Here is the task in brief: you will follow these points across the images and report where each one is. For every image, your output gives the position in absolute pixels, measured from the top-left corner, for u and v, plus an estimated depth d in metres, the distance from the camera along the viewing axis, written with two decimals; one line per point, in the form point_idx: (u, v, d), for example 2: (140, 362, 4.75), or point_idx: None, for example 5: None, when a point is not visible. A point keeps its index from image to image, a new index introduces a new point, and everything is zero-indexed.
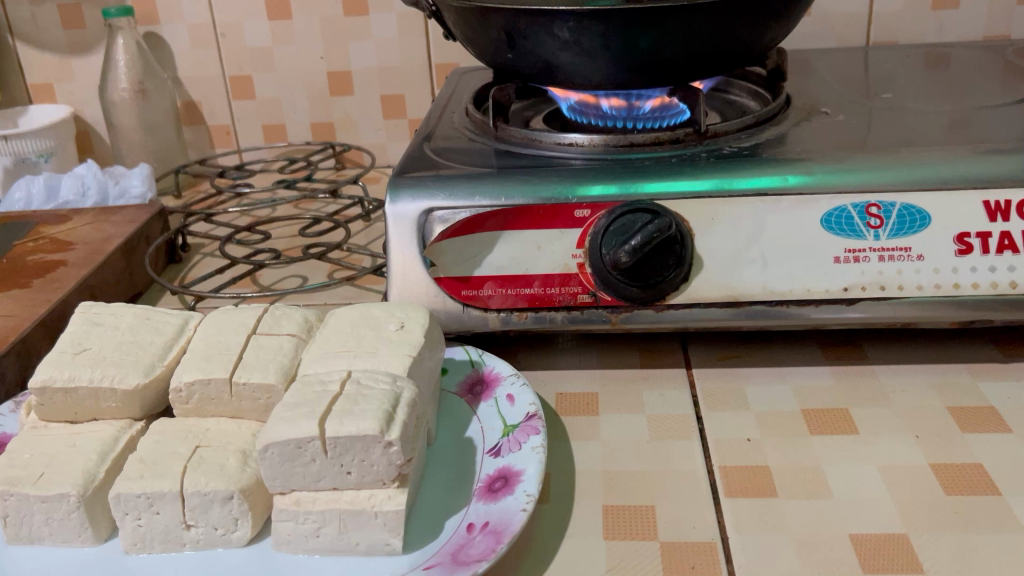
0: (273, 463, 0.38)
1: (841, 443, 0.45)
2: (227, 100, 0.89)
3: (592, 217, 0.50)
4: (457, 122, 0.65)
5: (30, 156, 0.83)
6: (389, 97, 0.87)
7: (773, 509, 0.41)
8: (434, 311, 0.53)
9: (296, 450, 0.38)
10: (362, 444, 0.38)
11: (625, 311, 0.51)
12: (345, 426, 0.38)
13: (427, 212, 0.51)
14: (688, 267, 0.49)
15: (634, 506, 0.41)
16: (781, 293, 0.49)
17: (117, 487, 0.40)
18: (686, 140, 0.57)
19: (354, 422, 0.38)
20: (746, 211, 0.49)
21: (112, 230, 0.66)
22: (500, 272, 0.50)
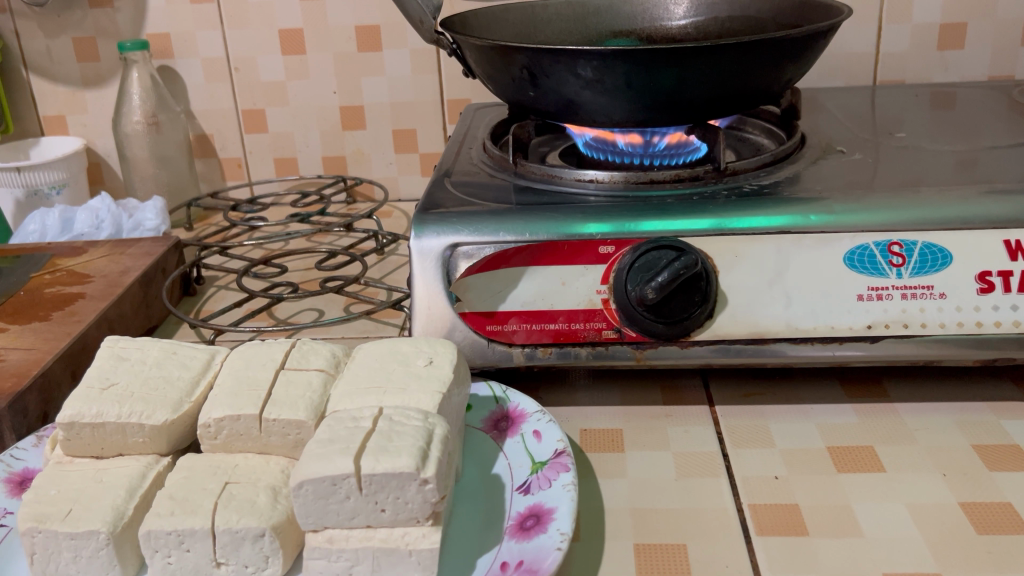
0: (306, 502, 0.38)
1: (868, 481, 0.45)
2: (240, 133, 0.89)
3: (616, 253, 0.50)
4: (475, 157, 0.65)
5: (43, 188, 0.83)
6: (401, 132, 0.88)
7: (804, 548, 0.41)
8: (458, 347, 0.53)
9: (331, 486, 0.38)
10: (397, 481, 0.37)
11: (650, 347, 0.51)
12: (381, 463, 0.38)
13: (452, 247, 0.51)
14: (712, 305, 0.49)
15: (665, 544, 0.41)
16: (805, 331, 0.50)
17: (148, 523, 0.39)
18: (705, 177, 0.57)
19: (390, 459, 0.38)
20: (770, 248, 0.49)
21: (129, 262, 0.66)
22: (526, 307, 0.50)
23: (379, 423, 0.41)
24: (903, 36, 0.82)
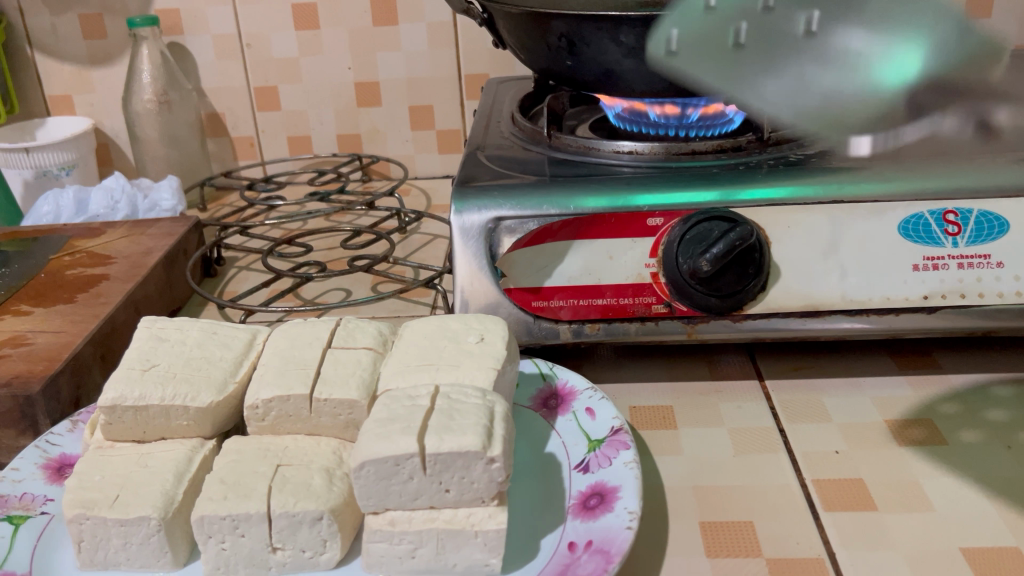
0: (368, 484, 0.37)
1: (932, 455, 0.44)
2: (252, 111, 0.87)
3: (665, 225, 0.49)
4: (505, 131, 0.64)
5: (52, 169, 0.81)
6: (418, 108, 0.86)
7: (875, 524, 0.40)
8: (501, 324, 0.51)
9: (394, 467, 0.36)
10: (463, 461, 0.36)
11: (702, 321, 0.49)
12: (445, 442, 0.36)
13: (495, 221, 0.50)
14: (765, 277, 0.48)
15: (733, 522, 0.40)
16: (860, 302, 0.48)
17: (200, 509, 0.38)
18: (748, 147, 0.56)
19: (454, 438, 0.36)
20: (823, 218, 0.48)
21: (150, 243, 0.64)
22: (573, 282, 0.49)
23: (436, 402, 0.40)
24: None
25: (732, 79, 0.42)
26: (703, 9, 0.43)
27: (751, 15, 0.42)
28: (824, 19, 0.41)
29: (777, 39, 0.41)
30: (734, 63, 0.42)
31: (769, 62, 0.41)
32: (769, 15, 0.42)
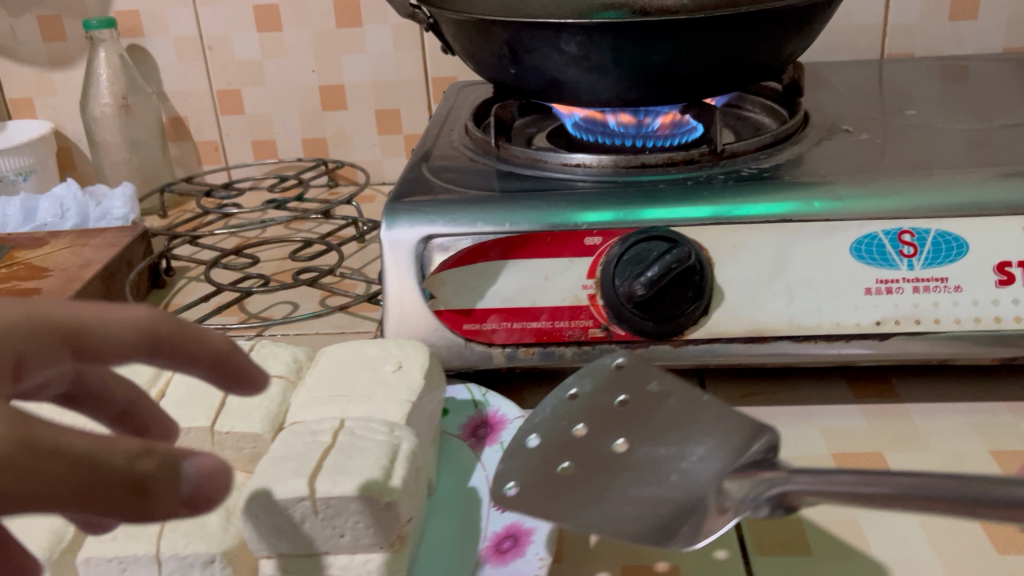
0: (257, 529, 0.35)
1: None
2: (215, 115, 0.85)
3: (603, 244, 0.46)
4: (456, 140, 0.61)
5: (8, 174, 0.79)
6: (384, 112, 0.84)
7: (808, 570, 0.37)
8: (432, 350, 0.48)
9: (281, 510, 0.34)
10: (356, 505, 0.34)
11: (640, 346, 0.47)
12: (337, 486, 0.34)
13: (426, 239, 0.47)
14: (706, 301, 0.45)
15: (658, 567, 0.38)
16: (808, 328, 0.46)
17: (87, 549, 0.36)
18: (701, 160, 0.53)
19: (347, 481, 0.34)
20: (771, 238, 0.45)
21: (92, 255, 0.62)
22: (506, 304, 0.47)
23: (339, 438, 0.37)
24: (913, 6, 0.78)
25: (552, 506, 0.33)
26: (523, 451, 0.36)
27: (567, 449, 0.36)
28: (634, 460, 0.36)
29: (591, 468, 0.35)
30: (576, 493, 0.34)
31: (593, 494, 0.34)
32: (580, 442, 0.36)
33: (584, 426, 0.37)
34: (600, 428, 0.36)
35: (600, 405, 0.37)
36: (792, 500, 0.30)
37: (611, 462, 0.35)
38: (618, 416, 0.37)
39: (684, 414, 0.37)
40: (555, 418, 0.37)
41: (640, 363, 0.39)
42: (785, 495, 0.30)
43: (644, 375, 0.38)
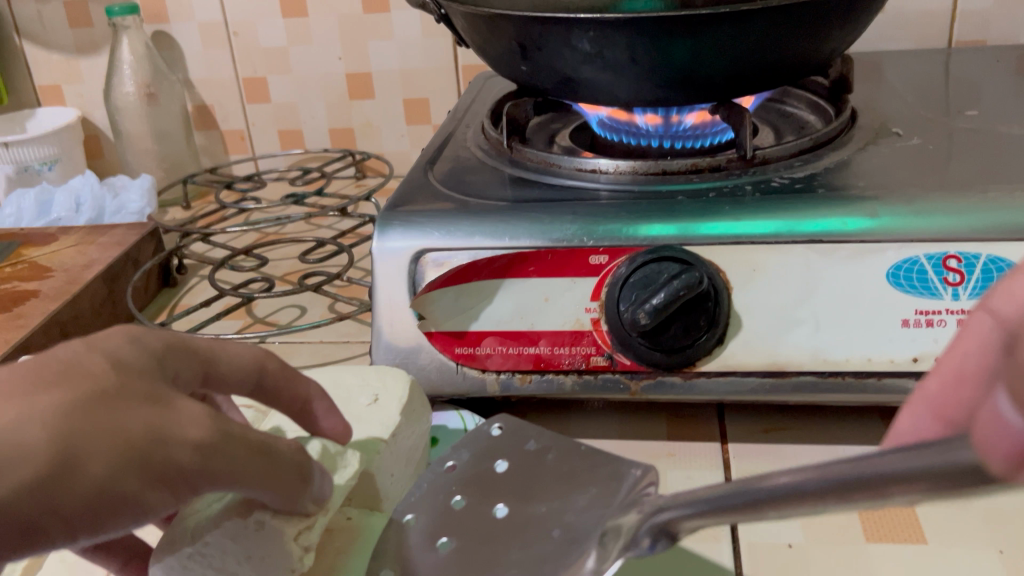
0: (227, 549, 0.32)
1: (904, 556, 0.37)
2: (242, 104, 0.82)
3: (609, 263, 0.42)
4: (470, 138, 0.57)
5: (32, 164, 0.78)
6: (413, 101, 0.80)
7: None
8: (422, 375, 0.45)
9: (257, 530, 0.31)
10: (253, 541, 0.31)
11: (647, 377, 0.42)
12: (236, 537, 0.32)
13: (419, 255, 0.44)
14: (722, 330, 0.41)
15: None
16: (835, 363, 0.41)
17: None
18: (728, 167, 0.48)
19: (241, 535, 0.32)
20: (796, 260, 0.41)
21: (96, 254, 0.60)
22: (501, 326, 0.43)
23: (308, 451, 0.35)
24: None
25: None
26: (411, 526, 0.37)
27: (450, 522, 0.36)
28: (516, 518, 0.36)
29: (472, 536, 0.36)
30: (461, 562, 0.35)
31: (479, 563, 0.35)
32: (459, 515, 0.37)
33: (462, 495, 0.38)
34: (478, 498, 0.37)
35: (480, 472, 0.39)
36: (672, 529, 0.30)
37: (482, 524, 0.37)
38: (498, 482, 0.38)
39: (579, 455, 0.39)
40: (433, 493, 0.38)
41: (516, 430, 0.41)
42: (666, 522, 0.30)
43: (522, 438, 0.40)
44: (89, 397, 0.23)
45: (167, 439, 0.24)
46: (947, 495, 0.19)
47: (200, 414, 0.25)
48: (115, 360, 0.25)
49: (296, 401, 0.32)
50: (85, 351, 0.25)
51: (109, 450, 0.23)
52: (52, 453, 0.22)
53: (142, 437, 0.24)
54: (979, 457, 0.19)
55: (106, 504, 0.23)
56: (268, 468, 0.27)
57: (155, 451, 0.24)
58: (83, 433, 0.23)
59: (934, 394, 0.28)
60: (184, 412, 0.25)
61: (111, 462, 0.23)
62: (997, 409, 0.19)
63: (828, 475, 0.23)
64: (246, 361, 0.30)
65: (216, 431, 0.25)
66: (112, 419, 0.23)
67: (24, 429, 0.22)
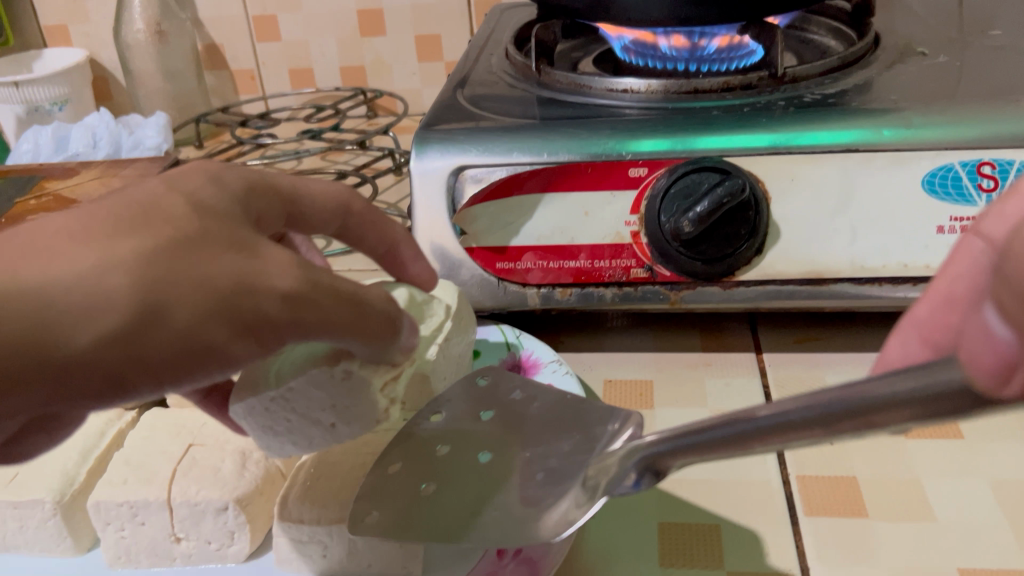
0: (313, 397, 0.32)
1: (941, 451, 0.38)
2: (251, 42, 0.82)
3: (649, 176, 0.43)
4: (495, 65, 0.57)
5: (44, 104, 0.77)
6: (424, 38, 0.79)
7: (864, 535, 0.34)
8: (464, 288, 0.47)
9: (344, 380, 0.32)
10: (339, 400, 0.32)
11: (686, 288, 0.44)
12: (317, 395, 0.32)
13: (457, 170, 0.44)
14: (761, 239, 0.42)
15: (696, 525, 0.35)
16: (872, 270, 0.42)
17: (98, 494, 0.35)
18: (759, 85, 0.48)
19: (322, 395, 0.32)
20: (832, 169, 0.41)
21: (120, 186, 0.60)
22: (542, 242, 0.44)
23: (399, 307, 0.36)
24: None
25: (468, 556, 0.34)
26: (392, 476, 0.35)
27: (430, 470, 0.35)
28: (497, 463, 0.35)
29: (454, 480, 0.34)
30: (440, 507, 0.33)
31: (455, 506, 0.33)
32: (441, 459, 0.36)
33: (445, 445, 0.36)
34: (460, 445, 0.36)
35: (465, 420, 0.38)
36: (659, 466, 0.28)
37: (459, 469, 0.35)
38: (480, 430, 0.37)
39: (555, 401, 0.37)
40: (416, 445, 0.37)
41: (499, 379, 0.40)
42: (652, 460, 0.28)
43: (507, 387, 0.39)
44: (171, 243, 0.23)
45: (253, 287, 0.24)
46: (940, 415, 0.19)
47: (285, 260, 0.25)
48: (194, 203, 0.25)
49: (382, 242, 0.35)
50: (164, 193, 0.24)
51: (198, 296, 0.23)
52: (137, 301, 0.22)
53: (229, 285, 0.23)
54: (968, 375, 0.18)
55: (195, 352, 0.23)
56: (358, 318, 0.27)
57: (241, 298, 0.24)
58: (168, 280, 0.22)
59: (922, 317, 0.26)
60: (271, 259, 0.24)
61: (199, 308, 0.23)
62: (982, 322, 0.17)
63: (813, 403, 0.22)
64: (332, 199, 0.32)
65: (302, 278, 0.25)
66: (197, 267, 0.23)
67: (106, 275, 0.22)
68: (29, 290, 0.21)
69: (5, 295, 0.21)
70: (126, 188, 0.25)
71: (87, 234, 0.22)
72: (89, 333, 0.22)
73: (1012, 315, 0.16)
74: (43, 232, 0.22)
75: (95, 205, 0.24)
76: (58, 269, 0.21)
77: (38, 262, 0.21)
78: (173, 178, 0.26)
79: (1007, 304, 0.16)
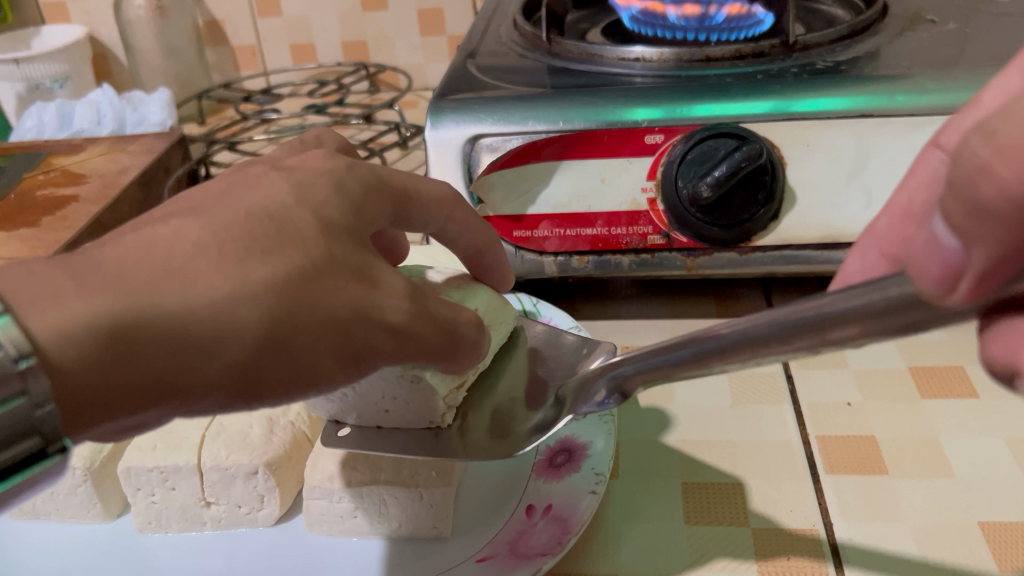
0: (380, 385, 0.34)
1: (957, 409, 0.39)
2: (252, 18, 0.81)
3: (665, 143, 0.43)
4: (504, 36, 0.57)
5: (45, 81, 0.76)
6: (426, 12, 0.79)
7: (884, 490, 0.35)
8: None
9: (412, 383, 0.34)
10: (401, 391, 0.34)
11: (702, 254, 0.45)
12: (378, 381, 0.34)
13: (474, 139, 0.44)
14: (778, 204, 0.42)
15: (719, 484, 0.36)
16: None
17: (129, 459, 0.37)
18: (771, 53, 0.49)
19: (384, 383, 0.34)
20: (847, 135, 0.41)
21: (129, 161, 0.60)
22: (559, 209, 0.44)
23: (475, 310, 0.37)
24: None
25: (507, 496, 0.36)
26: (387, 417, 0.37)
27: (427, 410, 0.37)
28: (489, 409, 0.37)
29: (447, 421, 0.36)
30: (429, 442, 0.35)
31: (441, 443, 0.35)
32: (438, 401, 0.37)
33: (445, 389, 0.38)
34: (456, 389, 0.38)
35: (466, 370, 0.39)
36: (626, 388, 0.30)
37: (465, 426, 0.36)
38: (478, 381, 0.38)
39: (562, 360, 0.38)
40: None
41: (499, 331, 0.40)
42: (620, 382, 0.30)
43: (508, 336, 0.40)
44: (299, 272, 0.25)
45: (363, 321, 0.27)
46: (896, 330, 0.20)
47: (394, 290, 0.28)
48: (321, 221, 0.27)
49: (470, 245, 0.37)
50: (292, 205, 0.27)
51: (315, 326, 0.26)
52: (264, 331, 0.25)
53: (345, 315, 0.26)
54: (916, 286, 0.19)
55: (302, 374, 0.26)
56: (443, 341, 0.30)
57: (351, 330, 0.27)
58: (294, 313, 0.25)
59: (881, 233, 0.30)
60: (379, 291, 0.27)
61: (314, 338, 0.26)
62: (930, 233, 0.18)
63: (777, 315, 0.23)
64: (437, 199, 0.34)
65: (405, 305, 0.28)
66: (318, 300, 0.26)
67: (240, 307, 0.24)
68: (170, 316, 0.23)
69: (148, 321, 0.23)
70: (239, 193, 0.27)
71: (224, 256, 0.24)
72: (219, 358, 0.24)
73: (958, 219, 0.17)
74: (175, 245, 0.24)
75: (222, 212, 0.26)
76: (199, 296, 0.23)
77: (177, 285, 0.23)
78: (298, 179, 0.28)
79: (954, 211, 0.17)
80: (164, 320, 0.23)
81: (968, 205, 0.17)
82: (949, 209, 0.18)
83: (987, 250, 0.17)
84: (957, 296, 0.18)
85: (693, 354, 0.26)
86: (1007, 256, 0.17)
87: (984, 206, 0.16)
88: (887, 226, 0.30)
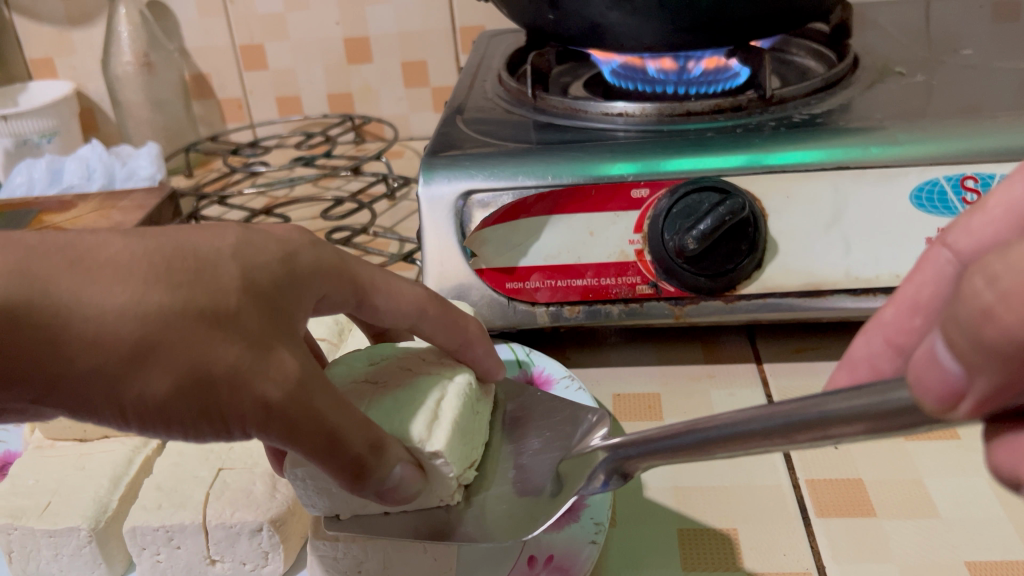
0: None
1: (941, 451, 0.40)
2: (239, 71, 0.83)
3: (650, 197, 0.44)
4: (490, 91, 0.59)
5: (33, 137, 0.77)
6: (410, 64, 0.81)
7: (872, 531, 0.36)
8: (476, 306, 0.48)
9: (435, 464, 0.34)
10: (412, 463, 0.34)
11: (690, 303, 0.46)
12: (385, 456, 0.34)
13: (465, 195, 0.46)
14: (761, 254, 0.44)
15: (712, 530, 0.37)
16: (866, 280, 0.44)
17: (134, 519, 0.38)
18: (749, 106, 0.50)
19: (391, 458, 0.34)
20: (825, 186, 0.43)
21: (121, 217, 0.61)
22: (549, 262, 0.46)
23: (475, 388, 0.39)
24: None
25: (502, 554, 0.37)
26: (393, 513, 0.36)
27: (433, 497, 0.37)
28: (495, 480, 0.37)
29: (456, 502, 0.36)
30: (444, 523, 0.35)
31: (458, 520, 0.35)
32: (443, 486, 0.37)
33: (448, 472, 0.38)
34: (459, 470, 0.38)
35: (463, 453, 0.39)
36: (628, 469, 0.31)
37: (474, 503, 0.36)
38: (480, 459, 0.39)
39: (565, 429, 0.39)
40: None
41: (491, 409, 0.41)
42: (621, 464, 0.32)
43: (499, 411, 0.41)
44: (196, 315, 0.27)
45: (229, 389, 0.27)
46: (890, 429, 0.22)
47: (287, 373, 0.28)
48: (245, 279, 0.29)
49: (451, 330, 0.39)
50: (228, 257, 0.29)
51: (172, 376, 0.26)
52: (137, 347, 0.26)
53: (225, 371, 0.27)
54: (918, 396, 0.21)
55: (154, 411, 0.27)
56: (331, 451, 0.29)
57: (212, 387, 0.27)
58: (170, 343, 0.26)
59: (887, 321, 0.35)
60: (271, 366, 0.28)
61: (170, 379, 0.26)
62: (931, 351, 0.20)
63: (771, 414, 0.25)
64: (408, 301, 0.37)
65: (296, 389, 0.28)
66: (208, 346, 0.27)
67: (122, 320, 0.26)
68: (55, 300, 0.25)
69: (34, 300, 0.25)
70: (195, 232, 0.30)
71: (139, 272, 0.27)
72: (87, 358, 0.25)
73: (961, 348, 0.19)
74: (97, 251, 0.27)
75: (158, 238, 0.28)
76: (92, 297, 0.26)
77: (75, 277, 0.26)
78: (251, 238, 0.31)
79: (957, 339, 0.19)
80: (40, 323, 0.25)
81: (976, 339, 0.19)
82: (952, 337, 0.20)
83: (989, 377, 0.19)
84: (956, 412, 0.20)
85: (704, 439, 0.27)
86: (1006, 383, 0.19)
87: (989, 343, 0.18)
88: (894, 316, 0.35)
